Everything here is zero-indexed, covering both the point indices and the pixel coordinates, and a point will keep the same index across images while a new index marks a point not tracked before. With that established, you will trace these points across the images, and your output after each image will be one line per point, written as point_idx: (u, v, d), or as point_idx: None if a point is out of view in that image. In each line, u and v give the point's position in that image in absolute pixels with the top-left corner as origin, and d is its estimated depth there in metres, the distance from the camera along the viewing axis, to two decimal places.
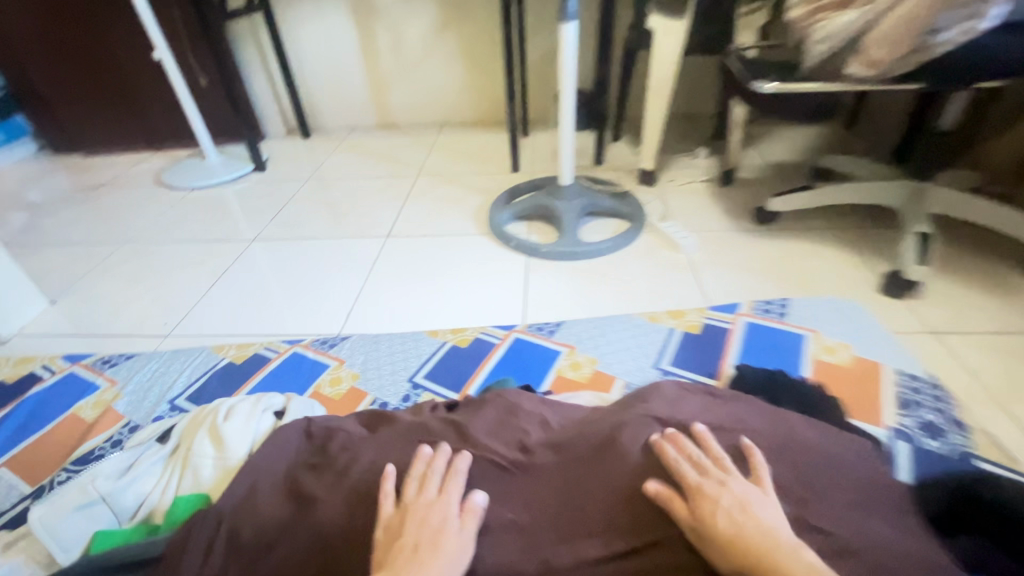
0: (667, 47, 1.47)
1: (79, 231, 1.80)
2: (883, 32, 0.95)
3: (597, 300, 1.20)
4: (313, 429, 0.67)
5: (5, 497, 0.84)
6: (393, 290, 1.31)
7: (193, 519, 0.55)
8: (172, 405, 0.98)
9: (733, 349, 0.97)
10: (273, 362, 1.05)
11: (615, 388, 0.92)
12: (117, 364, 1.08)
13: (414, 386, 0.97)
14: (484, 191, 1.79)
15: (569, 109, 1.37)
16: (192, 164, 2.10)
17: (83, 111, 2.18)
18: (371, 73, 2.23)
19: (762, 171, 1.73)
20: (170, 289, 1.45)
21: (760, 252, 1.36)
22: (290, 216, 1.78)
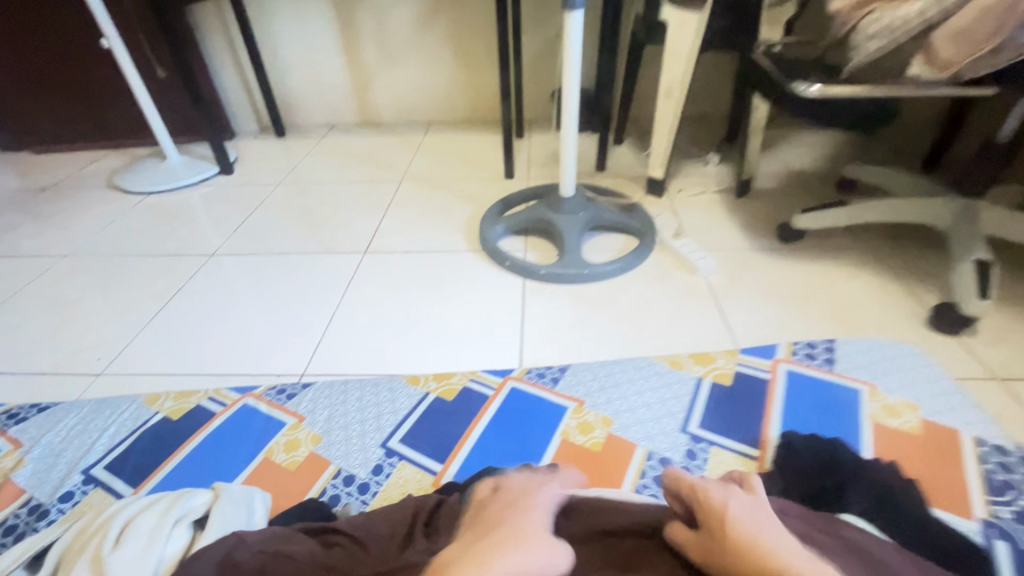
0: (682, 43, 1.31)
1: (15, 242, 1.58)
2: (959, 25, 0.79)
3: (606, 335, 1.03)
4: (239, 559, 0.47)
5: None
6: (368, 319, 1.13)
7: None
8: (86, 476, 0.79)
9: (775, 407, 0.81)
10: (217, 418, 0.87)
11: (627, 483, 0.72)
12: (25, 419, 0.89)
13: (388, 454, 0.79)
14: (475, 200, 1.61)
15: (573, 110, 1.20)
16: (150, 164, 1.89)
17: (26, 103, 1.95)
18: (351, 66, 2.03)
19: (781, 181, 1.57)
20: (109, 314, 1.25)
21: (787, 277, 1.20)
22: (256, 226, 1.58)
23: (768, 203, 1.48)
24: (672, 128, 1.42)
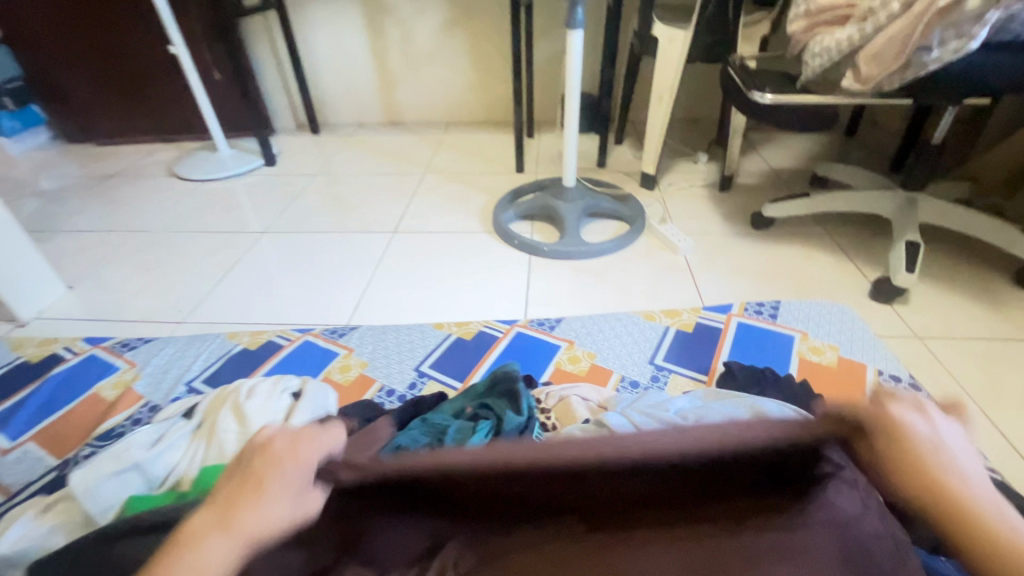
0: (671, 56, 1.52)
1: (91, 219, 1.83)
2: (876, 48, 0.99)
3: (597, 299, 1.25)
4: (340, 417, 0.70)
5: (32, 469, 0.89)
6: (398, 284, 1.35)
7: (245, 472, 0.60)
8: (189, 386, 1.02)
9: (725, 347, 1.02)
10: (285, 349, 1.10)
11: None
12: (135, 347, 1.13)
13: (421, 375, 1.02)
14: (488, 190, 1.84)
15: (574, 112, 1.42)
16: (204, 156, 2.14)
17: (96, 101, 2.21)
18: (380, 71, 2.28)
19: (761, 177, 1.77)
20: (182, 277, 1.49)
21: (755, 257, 1.41)
22: (297, 210, 1.82)
23: (746, 196, 1.69)
24: (662, 130, 1.64)
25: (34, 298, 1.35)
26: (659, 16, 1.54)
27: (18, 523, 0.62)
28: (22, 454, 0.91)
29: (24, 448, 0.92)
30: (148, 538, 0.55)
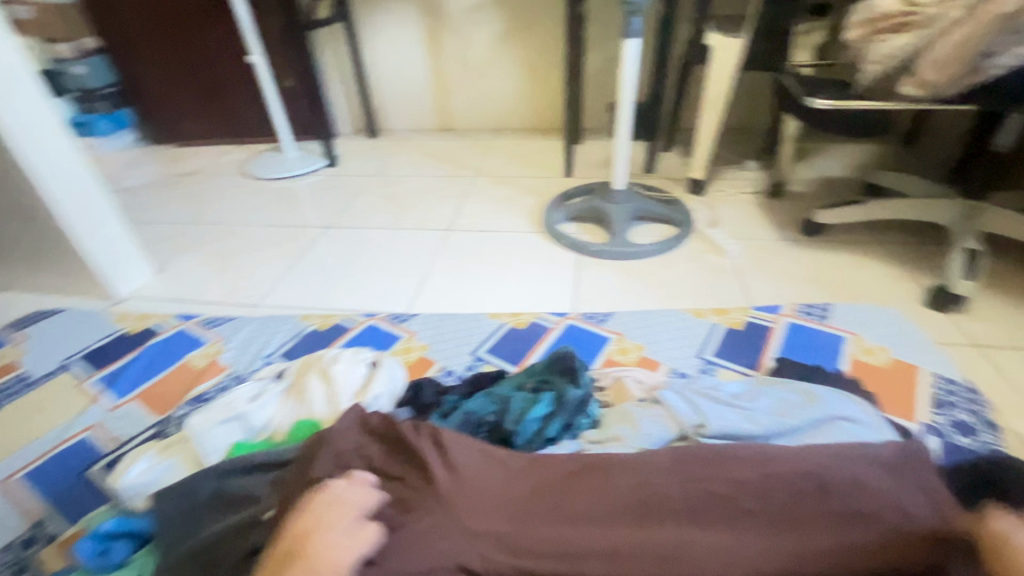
0: (723, 64, 1.55)
1: (171, 212, 1.99)
2: (936, 54, 1.01)
3: (644, 298, 1.28)
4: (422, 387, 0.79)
5: (135, 424, 0.99)
6: (453, 278, 1.43)
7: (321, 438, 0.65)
8: (268, 360, 1.13)
9: (774, 344, 1.04)
10: (352, 331, 1.19)
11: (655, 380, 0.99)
12: (219, 324, 1.24)
13: (477, 359, 1.08)
14: (538, 193, 1.89)
15: (626, 118, 1.47)
16: (272, 157, 2.29)
17: (178, 105, 2.40)
18: (436, 80, 2.38)
19: (812, 186, 1.77)
20: (254, 266, 1.60)
21: (804, 263, 1.41)
22: (357, 209, 1.92)
23: (797, 204, 1.69)
24: (712, 136, 1.66)
25: (127, 279, 1.47)
26: (713, 25, 1.58)
27: (142, 458, 0.73)
28: (126, 412, 1.02)
29: (126, 407, 1.03)
30: (258, 476, 0.66)
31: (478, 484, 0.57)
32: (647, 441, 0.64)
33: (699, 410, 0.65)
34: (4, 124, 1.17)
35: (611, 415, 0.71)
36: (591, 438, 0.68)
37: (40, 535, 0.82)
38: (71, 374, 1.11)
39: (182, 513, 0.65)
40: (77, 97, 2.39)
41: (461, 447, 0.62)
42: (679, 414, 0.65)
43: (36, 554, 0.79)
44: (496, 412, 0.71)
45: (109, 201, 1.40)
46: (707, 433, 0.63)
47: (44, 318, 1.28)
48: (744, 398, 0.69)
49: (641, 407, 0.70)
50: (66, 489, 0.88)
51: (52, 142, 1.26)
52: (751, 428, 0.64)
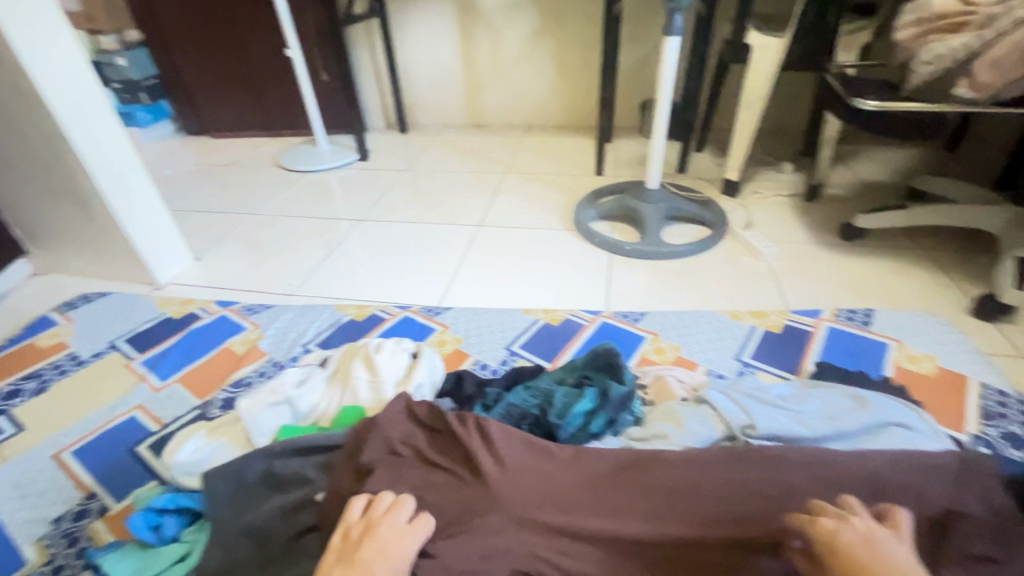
0: (764, 64, 1.52)
1: (206, 201, 2.02)
2: (995, 56, 0.98)
3: (678, 299, 1.27)
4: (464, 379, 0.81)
5: (179, 405, 1.02)
6: (485, 273, 1.43)
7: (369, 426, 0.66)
8: (305, 348, 1.15)
9: (814, 349, 1.03)
10: (387, 322, 1.21)
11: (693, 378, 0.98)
12: (258, 312, 1.27)
13: (511, 354, 1.09)
14: (569, 191, 1.88)
15: (664, 117, 1.45)
16: (305, 149, 2.31)
17: (215, 98, 2.44)
18: (468, 76, 2.38)
19: (850, 190, 1.72)
20: (288, 256, 1.62)
21: (843, 268, 1.38)
22: (388, 202, 1.92)
23: (835, 207, 1.65)
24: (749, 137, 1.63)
25: (168, 265, 1.51)
26: (753, 24, 1.55)
27: (193, 438, 0.75)
28: (170, 393, 1.05)
29: (171, 388, 1.06)
30: (304, 460, 0.67)
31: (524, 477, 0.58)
32: (693, 440, 0.63)
33: (748, 411, 0.64)
34: (59, 111, 1.22)
35: (654, 413, 0.71)
36: (635, 435, 0.68)
37: (91, 508, 0.85)
38: (118, 355, 1.15)
39: (230, 496, 0.67)
40: (118, 88, 2.44)
41: (506, 437, 0.62)
42: (727, 413, 0.65)
43: (88, 526, 0.82)
44: (539, 405, 0.71)
45: (153, 189, 1.44)
46: (756, 433, 0.62)
47: (91, 300, 1.32)
48: (792, 401, 0.68)
49: (687, 406, 0.69)
50: (116, 465, 0.91)
51: (101, 129, 1.30)
52: (800, 431, 0.63)
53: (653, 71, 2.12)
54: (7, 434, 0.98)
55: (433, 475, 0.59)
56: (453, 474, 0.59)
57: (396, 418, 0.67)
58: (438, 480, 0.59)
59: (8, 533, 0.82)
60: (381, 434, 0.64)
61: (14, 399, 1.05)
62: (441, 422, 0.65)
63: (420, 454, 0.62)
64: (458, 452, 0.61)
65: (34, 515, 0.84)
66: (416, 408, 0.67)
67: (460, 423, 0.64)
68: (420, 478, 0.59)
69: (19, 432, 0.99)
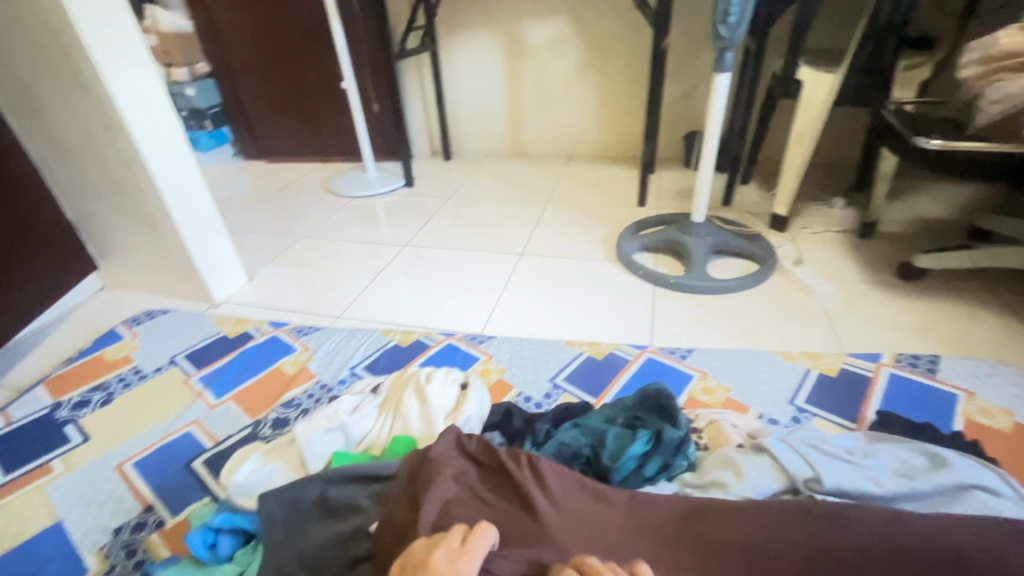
0: (815, 99, 1.50)
1: (257, 223, 2.08)
2: None
3: (727, 337, 1.23)
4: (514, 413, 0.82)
5: (232, 423, 1.06)
6: (528, 302, 1.42)
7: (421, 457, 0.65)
8: (352, 371, 1.17)
9: (875, 397, 0.98)
10: (432, 349, 1.23)
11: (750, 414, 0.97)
12: (308, 334, 1.31)
13: (556, 386, 1.09)
14: (612, 221, 1.87)
15: (712, 151, 1.45)
16: (353, 176, 2.38)
17: (272, 126, 2.57)
18: (513, 107, 2.42)
19: (907, 227, 1.65)
20: (334, 278, 1.65)
21: (901, 310, 1.32)
22: (431, 228, 1.93)
23: (892, 245, 1.59)
24: (799, 172, 1.59)
25: (223, 284, 1.58)
26: (804, 60, 1.54)
27: (249, 460, 0.78)
28: (224, 410, 1.09)
29: (225, 405, 1.10)
30: (358, 487, 0.69)
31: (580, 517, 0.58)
32: (753, 490, 0.61)
33: (813, 463, 0.62)
34: (139, 139, 1.31)
35: (710, 459, 0.69)
36: (690, 481, 0.66)
37: (149, 520, 0.88)
38: (177, 370, 1.20)
39: (285, 520, 0.68)
40: (186, 116, 2.65)
41: (562, 478, 0.62)
42: (789, 464, 0.62)
43: (144, 539, 0.85)
44: (591, 444, 0.70)
45: (215, 212, 1.52)
46: (822, 488, 0.59)
47: (154, 316, 1.40)
48: (858, 453, 0.65)
49: (744, 454, 0.67)
50: (172, 479, 0.94)
51: (172, 156, 1.39)
52: (868, 487, 0.60)
53: (698, 104, 2.12)
54: (74, 443, 1.03)
55: (490, 513, 0.59)
56: (510, 512, 0.58)
57: (450, 450, 0.67)
58: (494, 516, 0.58)
59: (71, 540, 0.86)
60: (440, 469, 0.63)
61: (82, 409, 1.11)
62: (494, 458, 0.65)
63: (475, 490, 0.62)
64: (513, 489, 0.61)
65: (96, 524, 0.88)
66: (468, 443, 0.67)
67: (514, 462, 0.63)
68: (479, 514, 0.58)
69: (85, 441, 1.04)
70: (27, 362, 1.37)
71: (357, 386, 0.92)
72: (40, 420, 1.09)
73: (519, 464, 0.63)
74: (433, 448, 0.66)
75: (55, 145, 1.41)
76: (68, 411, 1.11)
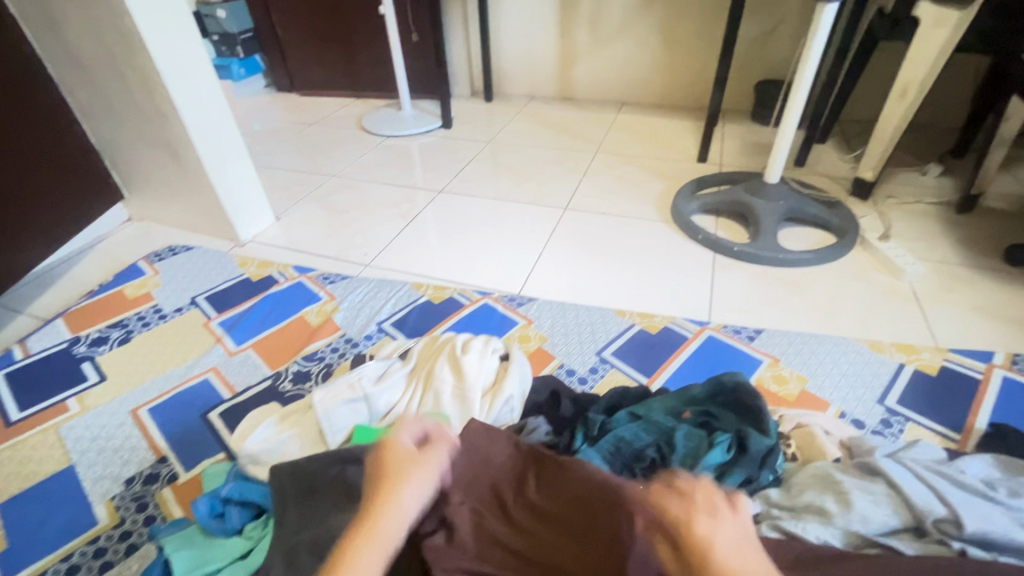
0: (932, 44, 1.23)
1: (286, 159, 1.97)
2: None
3: (799, 319, 1.07)
4: (562, 398, 0.74)
5: (250, 374, 0.99)
6: (571, 264, 1.28)
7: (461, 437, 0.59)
8: (379, 327, 1.08)
9: (984, 405, 0.86)
10: (466, 308, 1.12)
11: (831, 411, 0.86)
12: (335, 282, 1.22)
13: (603, 362, 0.97)
14: (667, 177, 1.68)
15: (801, 99, 1.23)
16: (389, 114, 2.22)
17: (306, 55, 2.40)
18: (564, 43, 2.18)
19: (1018, 203, 1.41)
20: (364, 223, 1.53)
21: (1009, 301, 1.12)
22: (469, 174, 1.78)
23: (997, 222, 1.36)
24: (897, 130, 1.35)
25: (250, 223, 1.49)
26: None
27: (262, 425, 0.69)
28: (243, 359, 1.02)
29: (244, 353, 1.03)
30: None
31: (542, 537, 0.50)
32: (864, 526, 0.49)
33: (947, 499, 0.49)
34: (159, 60, 1.19)
35: (801, 476, 0.57)
36: (777, 501, 0.55)
37: (161, 473, 0.83)
38: (198, 312, 1.13)
39: (297, 498, 0.60)
40: (217, 41, 2.44)
41: (555, 502, 0.52)
42: (914, 498, 0.50)
43: (156, 492, 0.80)
44: (655, 444, 0.60)
45: (242, 144, 1.42)
46: (961, 534, 0.47)
47: (178, 252, 1.33)
48: (1000, 489, 0.52)
49: (849, 476, 0.55)
50: (186, 430, 0.89)
51: (194, 81, 1.27)
52: (1020, 536, 0.48)
53: (778, 46, 1.85)
54: (91, 382, 0.98)
55: (481, 499, 0.54)
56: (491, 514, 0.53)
57: (484, 456, 0.58)
58: (482, 503, 0.54)
59: (82, 487, 0.81)
60: (476, 453, 0.58)
61: (100, 345, 1.06)
62: (518, 475, 0.56)
63: (487, 483, 0.56)
64: (501, 503, 0.54)
65: (108, 472, 0.83)
66: (498, 455, 0.58)
67: (535, 493, 0.54)
68: (471, 496, 0.54)
69: (101, 381, 0.99)
70: (51, 293, 1.33)
71: (384, 350, 0.82)
72: (54, 356, 1.04)
73: (568, 480, 0.53)
74: (467, 454, 0.57)
75: (74, 62, 1.30)
76: (86, 348, 1.05)
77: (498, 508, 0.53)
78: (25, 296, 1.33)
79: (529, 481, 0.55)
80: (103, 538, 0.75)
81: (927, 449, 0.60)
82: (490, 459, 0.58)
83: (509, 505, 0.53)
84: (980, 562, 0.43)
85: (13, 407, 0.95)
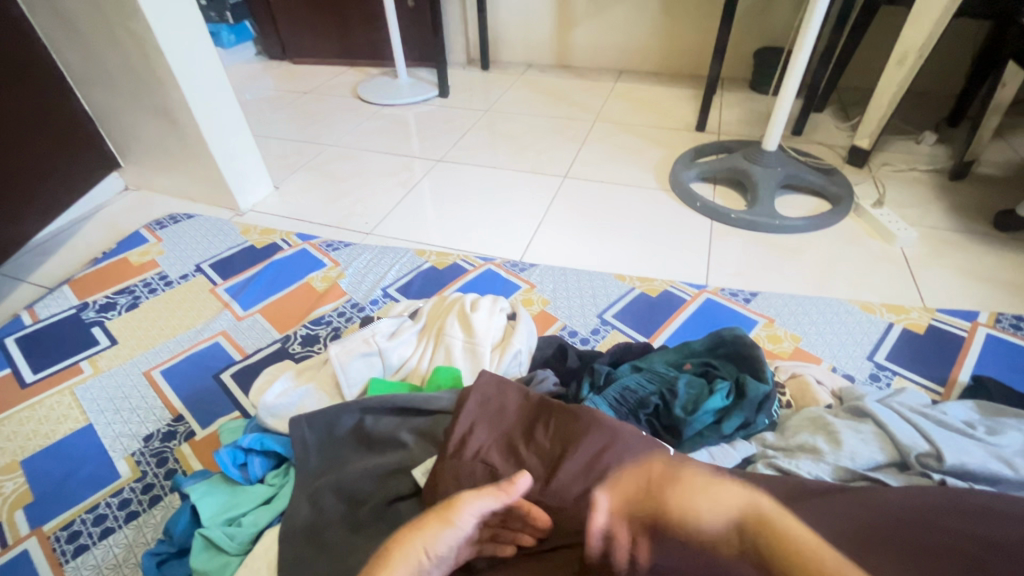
0: (932, 9, 1.23)
1: (281, 128, 1.95)
2: None
3: (793, 282, 1.10)
4: (567, 353, 0.77)
5: (259, 337, 1.01)
6: (571, 231, 1.30)
7: (476, 386, 0.62)
8: (384, 292, 1.10)
9: (968, 360, 0.90)
10: (470, 274, 1.14)
11: (823, 366, 0.90)
12: (338, 249, 1.23)
13: (604, 323, 1.00)
14: (665, 145, 1.68)
15: (801, 64, 1.23)
16: (384, 82, 2.19)
17: (297, 22, 2.34)
18: (562, 9, 2.14)
19: (1008, 169, 1.44)
20: (364, 192, 1.54)
21: (995, 263, 1.16)
22: (468, 143, 1.78)
23: (988, 188, 1.39)
24: (894, 96, 1.36)
25: (249, 192, 1.49)
26: None
27: (280, 380, 0.71)
28: (251, 323, 1.04)
29: (251, 318, 1.05)
30: (399, 420, 0.64)
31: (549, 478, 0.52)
32: (853, 461, 0.54)
33: (930, 436, 0.53)
34: (154, 22, 1.17)
35: (795, 419, 0.62)
36: (771, 443, 0.60)
37: (178, 431, 0.85)
38: (203, 278, 1.15)
39: (319, 447, 0.63)
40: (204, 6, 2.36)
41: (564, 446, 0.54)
42: (900, 436, 0.54)
43: (175, 449, 0.83)
44: (658, 392, 0.64)
45: (239, 111, 1.41)
46: (940, 465, 0.51)
47: (179, 220, 1.33)
48: (980, 429, 0.57)
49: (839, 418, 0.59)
50: (200, 390, 0.91)
51: (189, 44, 1.25)
52: (996, 467, 0.52)
53: (779, 12, 1.84)
54: (102, 346, 1.00)
55: (495, 443, 0.57)
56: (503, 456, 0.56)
57: (499, 405, 0.61)
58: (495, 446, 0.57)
59: (102, 444, 0.84)
60: (491, 402, 0.61)
61: (108, 311, 1.07)
62: (530, 422, 0.59)
63: (500, 428, 0.59)
64: (513, 446, 0.56)
65: (126, 430, 0.86)
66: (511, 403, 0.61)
67: (545, 437, 0.56)
68: (485, 440, 0.57)
69: (111, 345, 1.00)
70: (53, 262, 1.33)
71: (393, 311, 0.85)
72: (62, 321, 1.05)
73: (575, 430, 0.55)
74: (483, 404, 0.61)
75: (65, 25, 1.27)
76: (94, 314, 1.07)
77: (510, 451, 0.56)
78: (26, 264, 1.33)
79: (540, 428, 0.57)
80: (126, 490, 0.78)
81: (913, 394, 0.64)
82: (505, 407, 0.61)
83: (520, 448, 0.56)
84: (958, 490, 0.47)
85: (26, 370, 0.96)
